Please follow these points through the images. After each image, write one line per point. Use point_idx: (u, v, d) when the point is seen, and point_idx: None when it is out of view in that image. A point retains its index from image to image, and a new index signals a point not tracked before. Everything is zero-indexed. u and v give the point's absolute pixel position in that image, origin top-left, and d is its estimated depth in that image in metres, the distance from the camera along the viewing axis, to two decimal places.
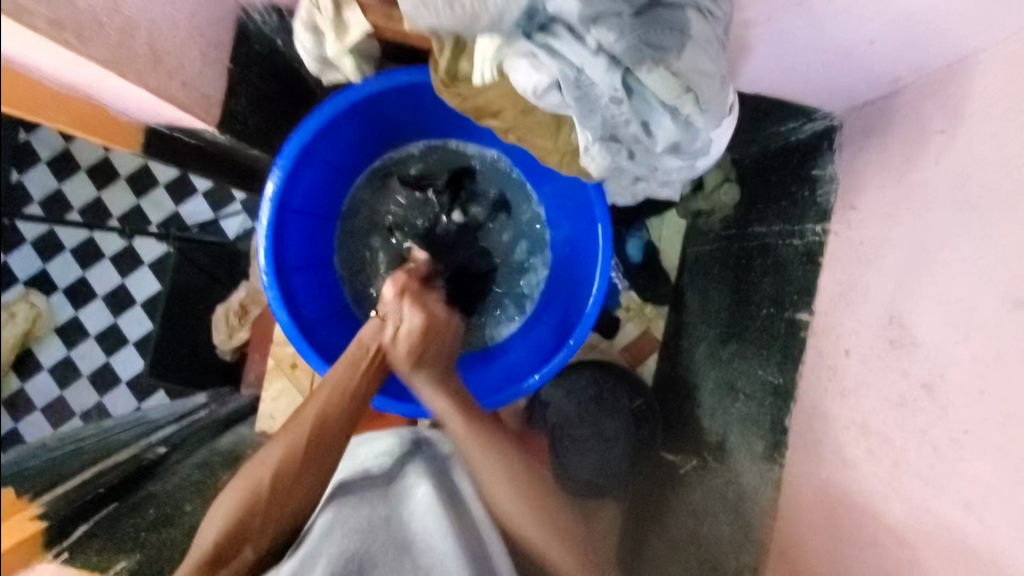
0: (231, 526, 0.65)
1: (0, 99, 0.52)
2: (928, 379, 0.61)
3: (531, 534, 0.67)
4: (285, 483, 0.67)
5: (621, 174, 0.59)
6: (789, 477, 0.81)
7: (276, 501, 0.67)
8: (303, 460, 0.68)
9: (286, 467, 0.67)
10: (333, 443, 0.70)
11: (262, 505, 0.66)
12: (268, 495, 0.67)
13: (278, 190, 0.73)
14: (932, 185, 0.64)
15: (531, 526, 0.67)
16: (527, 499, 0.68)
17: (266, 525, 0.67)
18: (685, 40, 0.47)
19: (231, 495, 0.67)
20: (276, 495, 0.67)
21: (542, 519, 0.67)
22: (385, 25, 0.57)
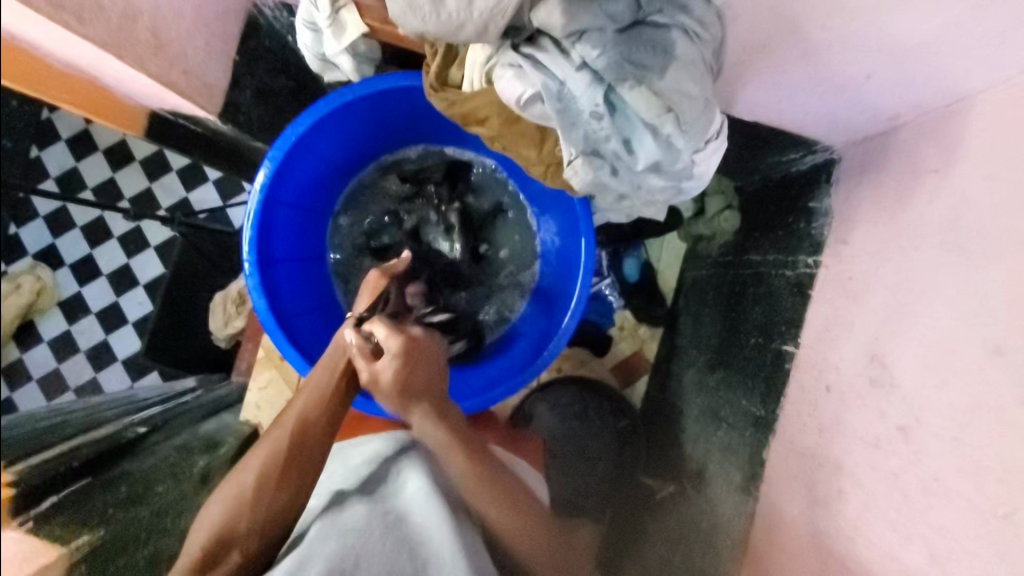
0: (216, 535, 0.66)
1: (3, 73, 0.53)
2: (905, 422, 0.60)
3: (504, 525, 0.68)
4: (272, 489, 0.68)
5: (605, 190, 0.59)
6: (762, 510, 0.80)
7: (256, 514, 0.67)
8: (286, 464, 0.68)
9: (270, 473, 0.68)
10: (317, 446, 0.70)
11: (246, 518, 0.67)
12: (258, 505, 0.67)
13: (268, 181, 0.74)
14: (923, 224, 0.63)
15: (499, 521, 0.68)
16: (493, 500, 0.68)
17: (254, 530, 0.67)
18: (668, 61, 0.48)
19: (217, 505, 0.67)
20: (256, 509, 0.67)
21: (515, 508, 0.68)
22: (381, 27, 0.58)
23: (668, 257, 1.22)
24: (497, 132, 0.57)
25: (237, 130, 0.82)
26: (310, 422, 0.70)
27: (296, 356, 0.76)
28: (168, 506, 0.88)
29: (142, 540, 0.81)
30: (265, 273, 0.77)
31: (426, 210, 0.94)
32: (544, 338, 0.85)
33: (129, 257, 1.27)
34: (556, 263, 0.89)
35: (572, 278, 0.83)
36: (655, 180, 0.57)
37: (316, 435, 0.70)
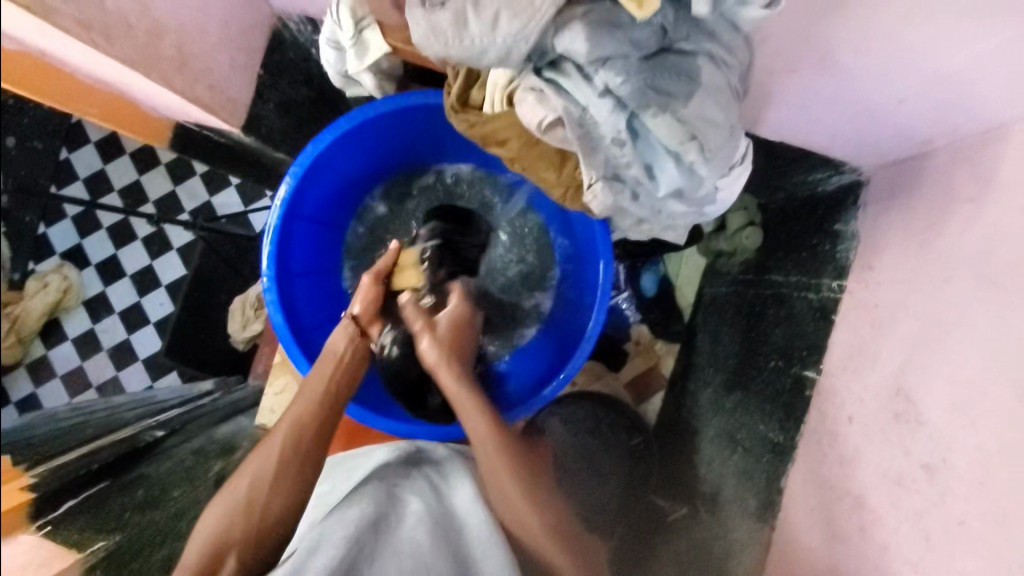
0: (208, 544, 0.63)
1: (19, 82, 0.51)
2: (929, 460, 0.58)
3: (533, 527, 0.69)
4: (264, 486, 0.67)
5: (625, 214, 0.57)
6: (778, 540, 0.78)
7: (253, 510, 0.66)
8: (281, 460, 0.69)
9: (266, 471, 0.68)
10: (312, 441, 0.71)
11: (241, 517, 0.65)
12: (251, 503, 0.66)
13: (287, 196, 0.74)
14: (955, 256, 0.61)
15: (531, 517, 0.69)
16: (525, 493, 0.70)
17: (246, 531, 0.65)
18: (693, 89, 0.47)
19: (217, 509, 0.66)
20: (254, 507, 0.66)
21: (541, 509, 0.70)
22: (404, 48, 0.58)
23: (687, 272, 1.20)
24: (516, 154, 0.56)
25: (259, 143, 0.82)
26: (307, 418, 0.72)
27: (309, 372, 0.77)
28: (183, 508, 0.91)
29: (157, 543, 0.84)
30: (282, 288, 0.78)
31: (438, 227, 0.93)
32: (561, 357, 0.85)
33: (152, 260, 1.30)
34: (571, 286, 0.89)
35: (586, 302, 0.83)
36: (675, 206, 0.56)
37: (310, 429, 0.71)
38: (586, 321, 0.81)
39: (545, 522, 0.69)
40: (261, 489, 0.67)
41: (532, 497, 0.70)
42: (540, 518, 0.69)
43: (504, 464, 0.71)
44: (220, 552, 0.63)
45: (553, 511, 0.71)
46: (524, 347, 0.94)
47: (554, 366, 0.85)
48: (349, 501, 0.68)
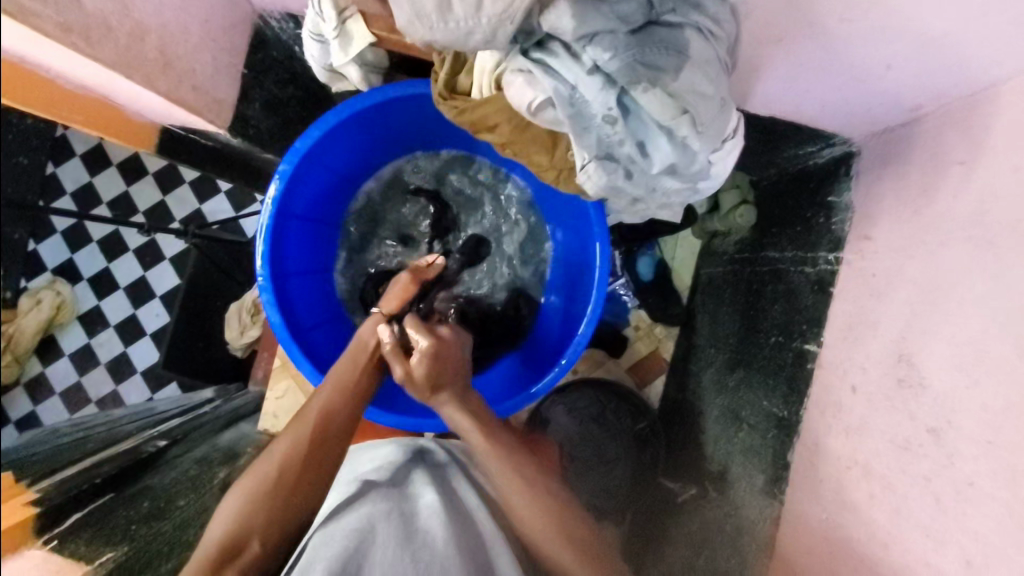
0: (236, 527, 0.63)
1: (20, 101, 0.52)
2: (935, 424, 0.58)
3: (542, 529, 0.66)
4: (293, 472, 0.67)
5: (619, 194, 0.57)
6: (788, 514, 0.78)
7: (283, 496, 0.66)
8: (318, 437, 0.69)
9: (297, 457, 0.68)
10: (338, 435, 0.71)
11: (269, 504, 0.65)
12: (276, 489, 0.65)
13: (279, 195, 0.73)
14: (950, 218, 0.61)
15: (530, 515, 0.67)
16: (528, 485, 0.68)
17: (275, 519, 0.65)
18: (683, 62, 0.46)
19: (237, 496, 0.65)
20: (285, 492, 0.66)
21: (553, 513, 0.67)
22: (388, 36, 0.57)
23: (682, 255, 1.21)
24: (508, 139, 0.56)
25: (247, 144, 0.82)
26: (335, 412, 0.71)
27: (309, 369, 0.76)
28: (187, 520, 0.90)
29: (164, 554, 0.84)
30: (278, 288, 0.77)
31: (433, 215, 0.93)
32: (563, 342, 0.84)
33: (145, 270, 1.31)
34: (567, 276, 0.89)
35: (584, 287, 0.83)
36: (669, 182, 0.56)
37: (337, 420, 0.71)
38: (586, 304, 0.81)
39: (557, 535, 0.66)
40: (294, 473, 0.67)
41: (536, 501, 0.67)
42: (551, 527, 0.66)
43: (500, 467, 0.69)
44: (248, 534, 0.63)
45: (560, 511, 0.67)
46: (522, 337, 0.93)
47: (554, 350, 0.85)
48: (361, 493, 0.72)
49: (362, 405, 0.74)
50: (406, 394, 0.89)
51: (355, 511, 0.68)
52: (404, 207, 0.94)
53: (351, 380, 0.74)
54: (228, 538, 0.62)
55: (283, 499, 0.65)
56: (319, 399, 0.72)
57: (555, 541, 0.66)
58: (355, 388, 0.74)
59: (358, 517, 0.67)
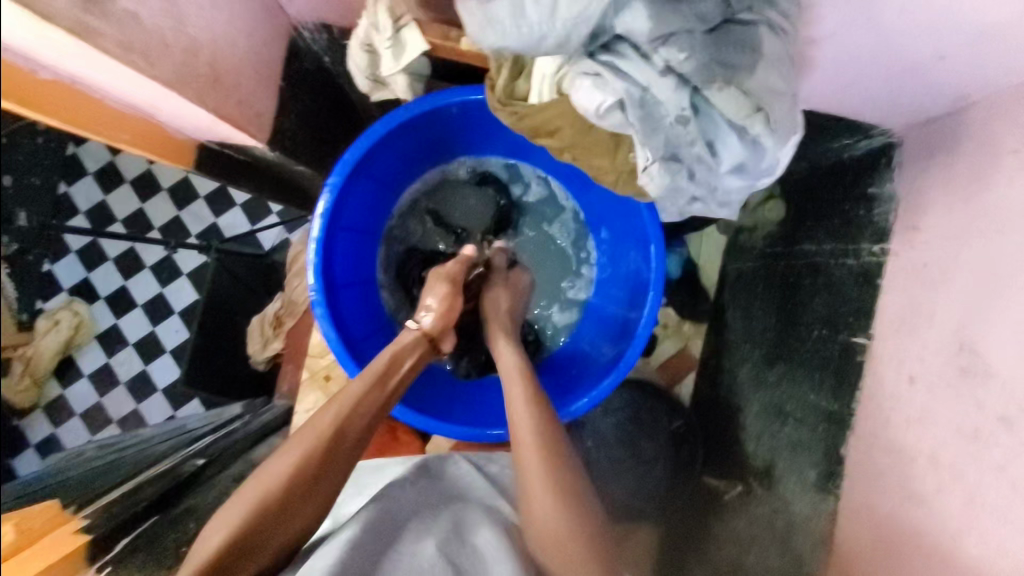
0: (240, 532, 0.61)
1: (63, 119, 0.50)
2: (1007, 413, 0.57)
3: (554, 515, 0.65)
4: (304, 482, 0.65)
5: (678, 195, 0.57)
6: (844, 508, 0.78)
7: (289, 507, 0.64)
8: (330, 450, 0.67)
9: (306, 468, 0.65)
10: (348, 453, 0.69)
11: (274, 513, 0.63)
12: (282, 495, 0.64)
13: (329, 208, 0.73)
14: (1009, 206, 0.60)
15: (545, 499, 0.66)
16: (550, 472, 0.68)
17: (278, 528, 0.63)
18: (757, 60, 0.46)
19: (242, 500, 0.62)
20: (288, 504, 0.64)
21: (567, 501, 0.66)
22: (442, 45, 0.56)
23: (707, 252, 1.23)
24: (567, 143, 0.55)
25: (282, 156, 0.80)
26: (349, 426, 0.70)
27: None
28: None
29: None
30: (330, 302, 0.76)
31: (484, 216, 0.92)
32: (614, 345, 0.84)
33: (163, 286, 1.29)
34: (614, 281, 0.89)
35: (636, 293, 0.83)
36: (732, 181, 0.55)
37: (352, 437, 0.69)
38: (641, 306, 0.81)
39: (569, 517, 0.66)
40: (303, 484, 0.65)
41: (556, 483, 0.67)
42: (562, 514, 0.65)
43: (532, 439, 0.70)
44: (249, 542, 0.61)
45: (578, 504, 0.67)
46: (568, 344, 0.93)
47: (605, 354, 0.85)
48: (362, 506, 0.73)
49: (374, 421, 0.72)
50: (455, 406, 0.89)
51: (353, 523, 0.69)
52: (460, 205, 0.92)
53: (373, 396, 0.72)
54: (231, 541, 0.60)
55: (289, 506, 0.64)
56: (334, 409, 0.70)
57: (561, 523, 0.65)
58: (374, 404, 0.72)
59: (359, 524, 0.69)
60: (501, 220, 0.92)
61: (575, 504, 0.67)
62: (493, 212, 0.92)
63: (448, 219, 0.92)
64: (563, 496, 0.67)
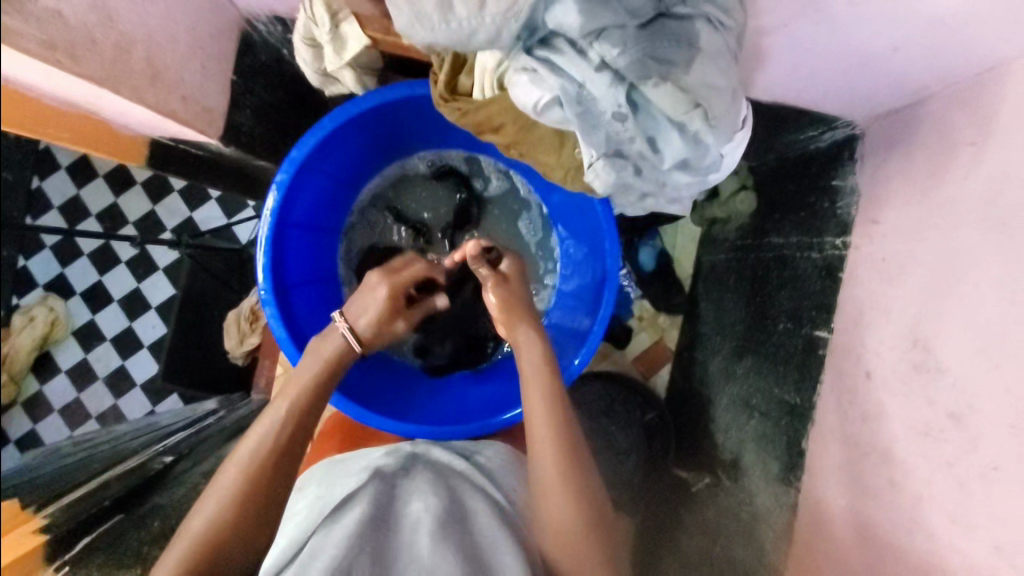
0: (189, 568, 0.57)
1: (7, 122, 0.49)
2: (956, 409, 0.57)
3: (570, 514, 0.65)
4: (248, 503, 0.62)
5: (629, 190, 0.56)
6: (804, 501, 0.79)
7: (239, 531, 0.61)
8: (272, 463, 0.64)
9: (246, 489, 0.62)
10: (288, 469, 0.65)
11: (223, 540, 0.60)
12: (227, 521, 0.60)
13: (278, 205, 0.72)
14: (963, 200, 0.60)
15: (560, 497, 0.65)
16: (567, 468, 0.66)
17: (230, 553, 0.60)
18: (693, 54, 0.45)
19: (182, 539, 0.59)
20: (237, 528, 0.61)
21: (582, 498, 0.66)
22: (384, 39, 0.55)
23: (683, 243, 1.21)
24: (513, 139, 0.55)
25: (240, 152, 0.79)
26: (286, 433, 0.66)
27: None
28: None
29: None
30: (282, 300, 0.76)
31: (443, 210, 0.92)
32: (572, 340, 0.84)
33: (140, 281, 1.29)
34: (574, 279, 0.89)
35: (592, 294, 0.83)
36: (680, 178, 0.55)
37: (292, 444, 0.66)
38: (597, 303, 0.81)
39: (582, 519, 0.65)
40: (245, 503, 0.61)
41: (574, 481, 0.66)
42: (577, 512, 0.65)
43: (549, 434, 0.67)
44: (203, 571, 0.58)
45: (592, 502, 0.66)
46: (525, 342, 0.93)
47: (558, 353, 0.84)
48: (349, 500, 0.67)
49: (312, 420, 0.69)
50: (417, 404, 0.90)
51: (345, 519, 0.63)
52: (420, 199, 0.93)
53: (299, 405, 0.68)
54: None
55: (229, 547, 0.60)
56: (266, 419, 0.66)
57: (576, 521, 0.65)
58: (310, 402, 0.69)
59: (352, 522, 0.62)
60: (460, 215, 0.91)
61: (591, 500, 0.66)
62: (453, 207, 0.92)
63: (408, 213, 0.92)
64: (577, 494, 0.65)
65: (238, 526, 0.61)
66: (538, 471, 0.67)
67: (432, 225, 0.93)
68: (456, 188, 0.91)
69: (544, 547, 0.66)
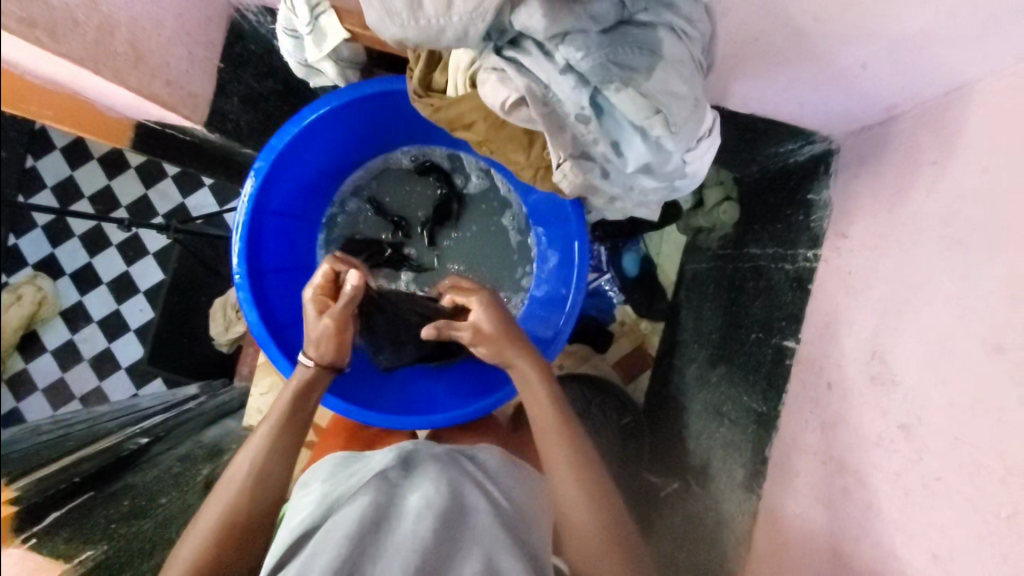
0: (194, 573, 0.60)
1: (5, 102, 0.50)
2: (905, 420, 0.58)
3: (591, 523, 0.65)
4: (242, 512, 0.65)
5: (597, 191, 0.58)
6: (764, 508, 0.80)
7: (236, 538, 0.64)
8: (258, 474, 0.67)
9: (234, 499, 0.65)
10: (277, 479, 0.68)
11: (225, 545, 0.63)
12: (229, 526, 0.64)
13: (255, 192, 0.74)
14: (923, 217, 0.61)
15: (582, 506, 0.66)
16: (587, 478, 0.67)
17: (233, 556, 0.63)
18: (655, 62, 0.46)
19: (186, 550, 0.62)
20: (233, 537, 0.64)
21: (600, 507, 0.66)
22: (361, 33, 0.57)
23: (667, 250, 1.23)
24: (484, 136, 0.56)
25: (225, 139, 0.82)
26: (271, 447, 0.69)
27: (287, 366, 0.77)
28: (169, 518, 0.93)
29: (145, 552, 0.86)
30: (255, 285, 0.77)
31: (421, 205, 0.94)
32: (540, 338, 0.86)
33: (129, 265, 1.32)
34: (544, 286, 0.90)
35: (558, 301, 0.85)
36: (646, 181, 0.56)
37: (276, 453, 0.69)
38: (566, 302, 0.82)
39: (604, 527, 0.65)
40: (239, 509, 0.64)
41: (593, 491, 0.66)
42: (597, 519, 0.65)
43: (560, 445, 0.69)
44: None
45: (609, 508, 0.66)
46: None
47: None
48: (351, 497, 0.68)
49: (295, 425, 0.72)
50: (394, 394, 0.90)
51: (347, 514, 0.64)
52: (400, 194, 0.94)
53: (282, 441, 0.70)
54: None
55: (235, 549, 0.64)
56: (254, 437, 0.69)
57: (594, 528, 0.65)
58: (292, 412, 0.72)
59: (352, 518, 0.63)
60: (439, 210, 0.93)
61: (611, 507, 0.67)
62: (433, 203, 0.94)
63: (388, 206, 0.94)
64: (594, 502, 0.66)
65: (239, 538, 0.64)
66: (558, 489, 0.68)
67: (411, 220, 0.95)
68: (436, 185, 0.93)
69: (572, 554, 0.66)
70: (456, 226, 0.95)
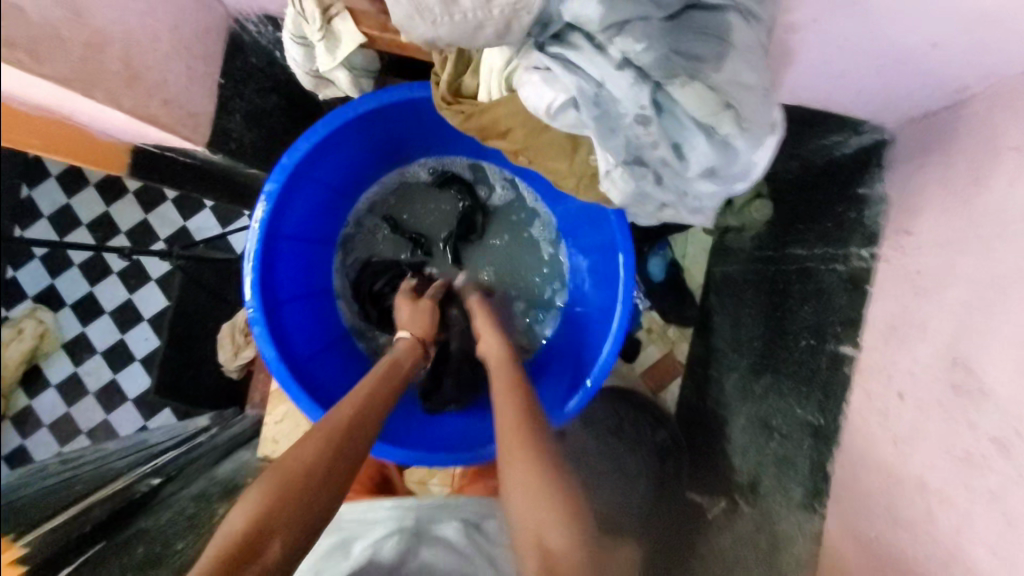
0: None
1: None
2: (1000, 435, 0.52)
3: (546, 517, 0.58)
4: (269, 518, 0.56)
5: (647, 201, 0.52)
6: (830, 529, 0.74)
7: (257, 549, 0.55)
8: (297, 480, 0.59)
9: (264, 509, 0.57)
10: (319, 488, 0.60)
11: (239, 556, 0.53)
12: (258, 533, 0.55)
13: (267, 216, 0.68)
14: (1006, 207, 0.55)
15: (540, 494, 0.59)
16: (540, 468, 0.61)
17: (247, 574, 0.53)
18: (725, 50, 0.41)
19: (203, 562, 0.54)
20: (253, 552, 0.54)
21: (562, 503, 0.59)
22: (381, 35, 0.51)
23: (694, 252, 1.17)
24: (521, 145, 0.51)
25: (229, 160, 0.75)
26: (315, 460, 0.61)
27: (311, 406, 0.70)
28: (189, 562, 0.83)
29: None
30: (271, 318, 0.71)
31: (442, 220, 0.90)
32: (582, 359, 0.79)
33: (132, 293, 1.29)
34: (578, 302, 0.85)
35: (595, 327, 0.79)
36: (704, 187, 0.50)
37: (321, 469, 0.61)
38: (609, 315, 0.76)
39: (557, 525, 0.57)
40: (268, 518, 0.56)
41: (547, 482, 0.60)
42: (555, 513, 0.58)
43: (512, 437, 0.65)
44: None
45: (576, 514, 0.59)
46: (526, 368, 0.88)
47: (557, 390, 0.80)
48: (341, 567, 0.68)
49: (355, 442, 0.65)
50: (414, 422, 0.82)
51: None
52: (422, 210, 0.90)
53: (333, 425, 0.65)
54: None
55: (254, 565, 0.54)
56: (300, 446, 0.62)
57: (556, 529, 0.57)
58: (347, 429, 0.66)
59: None
60: (463, 223, 0.88)
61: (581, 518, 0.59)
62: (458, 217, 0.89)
63: (409, 222, 0.90)
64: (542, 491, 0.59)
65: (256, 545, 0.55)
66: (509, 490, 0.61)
67: (433, 236, 0.90)
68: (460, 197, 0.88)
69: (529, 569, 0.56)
70: (481, 240, 0.91)
